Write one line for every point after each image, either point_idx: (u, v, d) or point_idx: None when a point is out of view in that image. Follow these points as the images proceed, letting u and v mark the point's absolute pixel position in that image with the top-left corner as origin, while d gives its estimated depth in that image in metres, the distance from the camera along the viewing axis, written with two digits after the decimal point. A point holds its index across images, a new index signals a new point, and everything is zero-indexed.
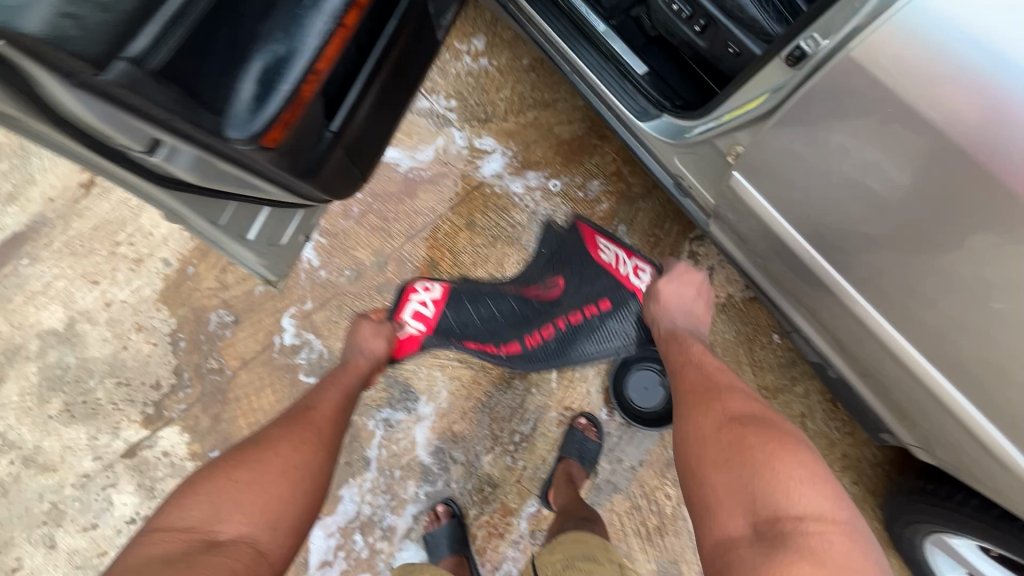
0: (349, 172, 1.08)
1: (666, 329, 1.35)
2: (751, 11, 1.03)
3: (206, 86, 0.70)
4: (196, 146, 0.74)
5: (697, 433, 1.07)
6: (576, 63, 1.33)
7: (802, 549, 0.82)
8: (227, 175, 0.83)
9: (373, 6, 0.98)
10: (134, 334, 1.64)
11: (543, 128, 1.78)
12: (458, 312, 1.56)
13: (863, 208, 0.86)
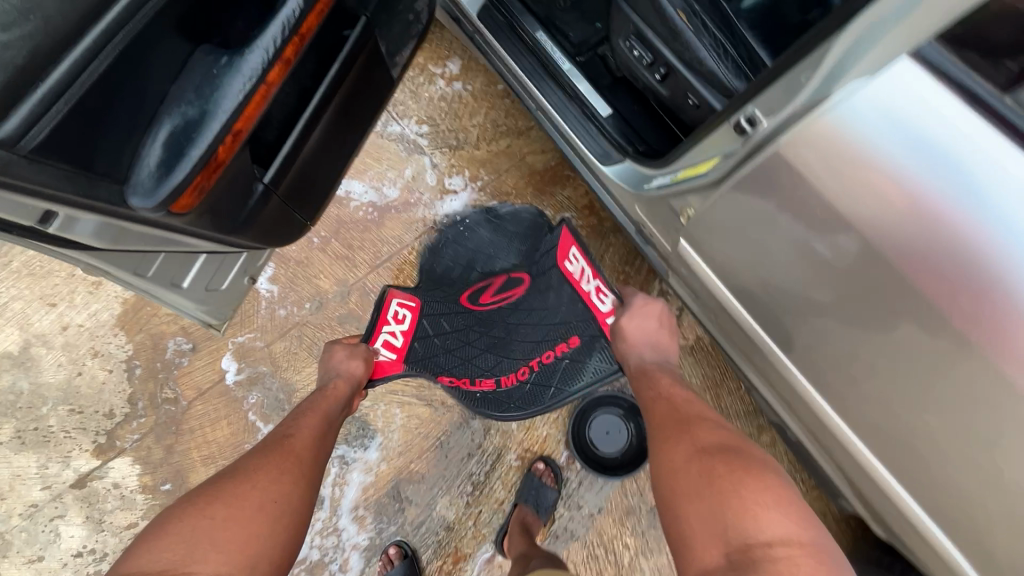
0: (285, 219, 1.05)
1: (635, 359, 1.29)
2: (710, 65, 0.98)
3: (105, 155, 0.66)
4: (99, 216, 0.70)
5: (667, 465, 1.00)
6: (541, 102, 1.27)
7: None
8: (141, 234, 0.79)
9: (313, 51, 0.94)
10: (89, 360, 1.60)
11: (515, 157, 1.73)
12: (427, 343, 1.56)
13: (807, 276, 0.82)
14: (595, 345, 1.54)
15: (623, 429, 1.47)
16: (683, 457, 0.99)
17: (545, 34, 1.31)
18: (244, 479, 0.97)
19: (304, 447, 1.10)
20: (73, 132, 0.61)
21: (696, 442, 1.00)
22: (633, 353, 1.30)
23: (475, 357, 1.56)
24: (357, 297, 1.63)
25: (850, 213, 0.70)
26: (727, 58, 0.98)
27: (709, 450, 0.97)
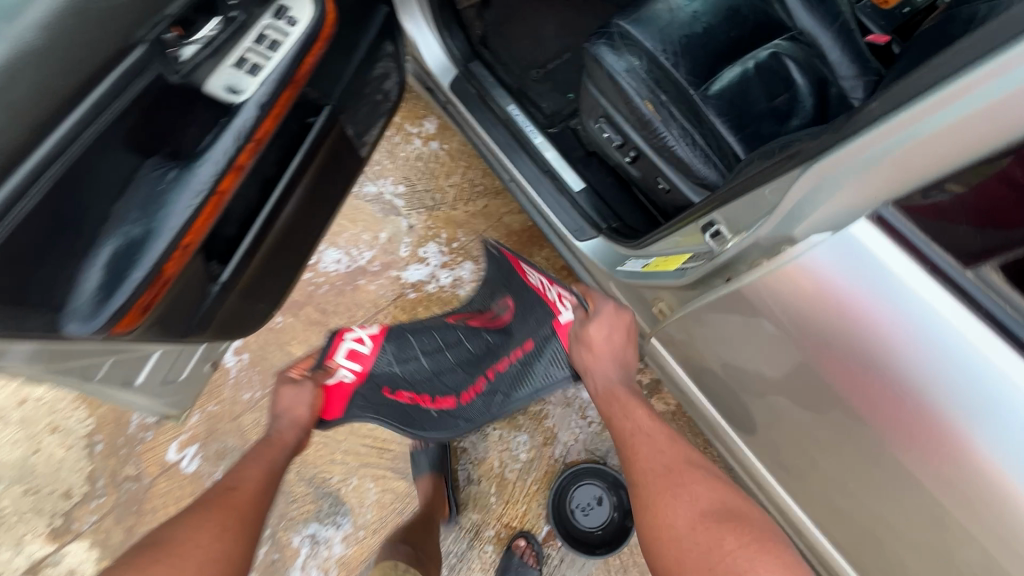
0: (246, 310, 1.02)
1: (603, 380, 1.02)
2: (680, 152, 0.96)
3: (37, 287, 0.63)
4: (31, 343, 0.66)
5: (660, 526, 0.84)
6: (514, 174, 1.27)
7: None
8: (84, 351, 0.75)
9: (277, 145, 0.91)
10: (47, 436, 1.52)
11: (492, 218, 1.72)
12: (400, 355, 1.19)
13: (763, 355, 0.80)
14: (574, 412, 1.51)
15: (606, 503, 1.42)
16: (684, 516, 0.83)
17: (517, 107, 1.31)
18: (170, 533, 0.75)
19: (254, 501, 0.85)
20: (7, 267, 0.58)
21: (686, 502, 0.84)
22: (595, 374, 1.03)
23: (442, 376, 1.20)
24: None
25: (808, 337, 0.68)
26: (697, 149, 0.96)
27: (707, 516, 0.81)
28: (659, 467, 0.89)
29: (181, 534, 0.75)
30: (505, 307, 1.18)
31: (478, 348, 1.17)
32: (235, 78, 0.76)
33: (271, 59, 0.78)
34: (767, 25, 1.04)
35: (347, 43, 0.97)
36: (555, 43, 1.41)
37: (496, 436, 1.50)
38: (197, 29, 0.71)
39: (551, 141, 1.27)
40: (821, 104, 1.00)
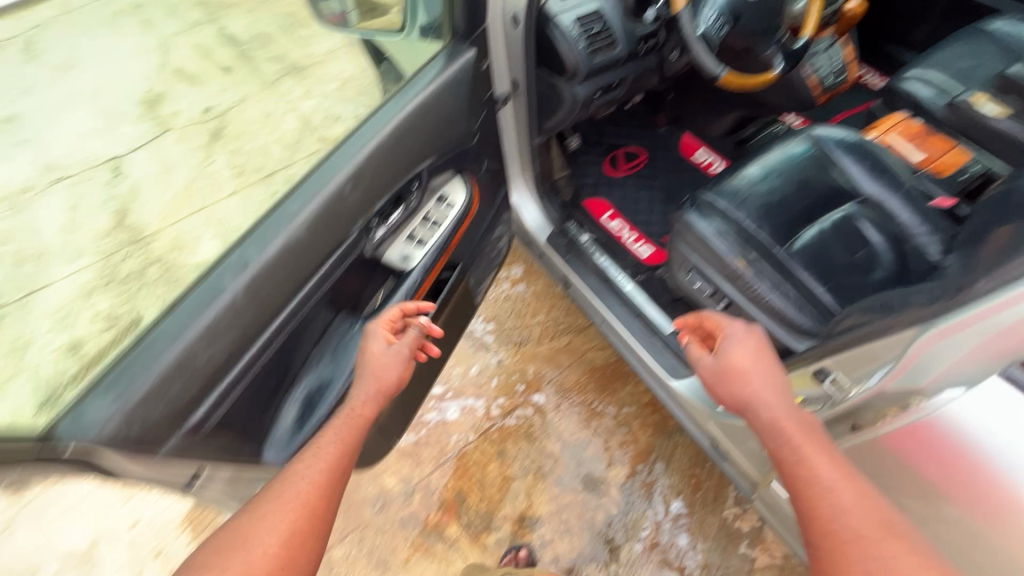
0: (378, 442, 1.10)
1: (753, 381, 0.88)
2: (771, 301, 1.07)
3: (295, 345, 0.78)
4: (307, 302, 0.77)
5: (807, 483, 0.74)
6: (607, 317, 1.41)
7: (802, 466, 0.76)
8: (270, 372, 0.74)
9: (433, 249, 0.98)
10: (151, 560, 1.62)
11: (576, 353, 1.82)
12: (648, 223, 1.59)
13: (799, 260, 1.09)
14: (670, 561, 1.43)
15: None
16: (798, 428, 0.80)
17: (610, 261, 1.48)
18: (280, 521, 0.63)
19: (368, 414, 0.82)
20: (235, 410, 0.70)
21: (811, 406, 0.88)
22: (755, 403, 0.84)
23: (653, 221, 1.60)
24: (420, 497, 1.61)
25: (944, 472, 0.72)
26: (789, 298, 1.06)
27: (842, 477, 0.73)
28: (795, 455, 0.77)
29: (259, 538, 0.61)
30: (638, 167, 1.69)
31: (673, 191, 1.64)
32: (408, 249, 0.95)
33: (432, 231, 0.98)
34: (836, 192, 1.20)
35: (484, 207, 1.17)
36: (646, 199, 1.64)
37: None
38: (389, 216, 0.90)
39: (639, 288, 1.43)
40: (903, 256, 1.10)
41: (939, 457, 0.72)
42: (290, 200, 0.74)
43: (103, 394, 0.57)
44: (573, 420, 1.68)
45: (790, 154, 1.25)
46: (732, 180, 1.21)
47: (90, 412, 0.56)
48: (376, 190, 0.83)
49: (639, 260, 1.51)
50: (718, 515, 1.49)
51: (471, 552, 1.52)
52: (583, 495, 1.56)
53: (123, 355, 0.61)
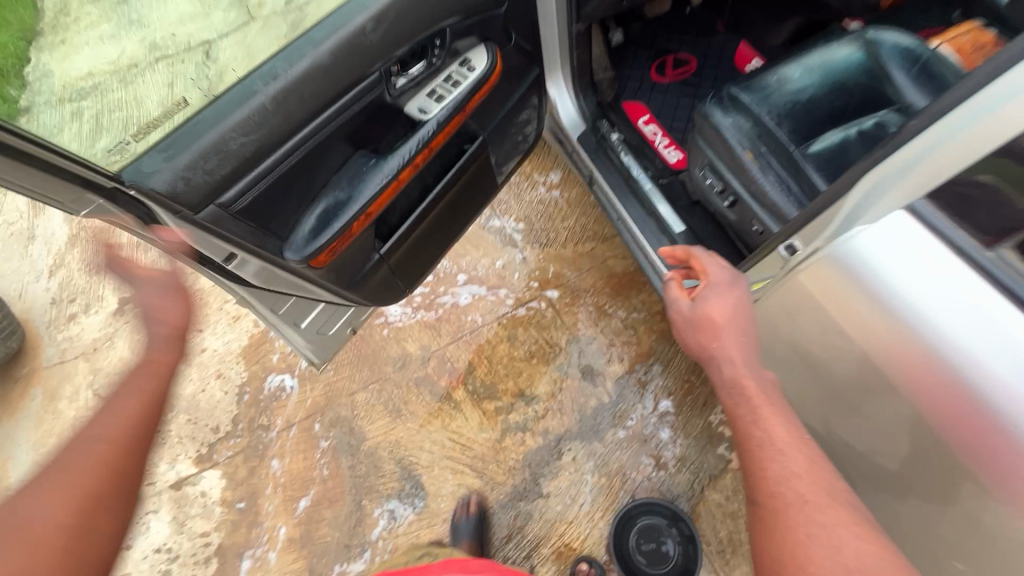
0: (393, 285, 1.26)
1: (717, 340, 0.89)
2: (773, 198, 1.08)
3: (314, 165, 0.91)
4: (323, 123, 0.87)
5: (761, 445, 0.79)
6: (622, 214, 1.46)
7: (753, 431, 0.81)
8: (290, 178, 0.88)
9: (451, 106, 1.04)
10: (213, 380, 1.93)
11: (597, 259, 1.89)
12: (683, 130, 1.58)
13: (813, 159, 1.08)
14: (649, 449, 1.55)
15: (669, 542, 1.41)
16: (758, 391, 0.83)
17: (635, 162, 1.51)
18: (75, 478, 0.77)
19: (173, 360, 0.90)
20: (259, 202, 0.85)
21: (797, 328, 0.93)
22: (719, 359, 0.87)
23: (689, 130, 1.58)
24: (435, 364, 1.80)
25: (842, 313, 0.83)
26: (790, 195, 1.07)
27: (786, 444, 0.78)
28: (747, 414, 0.82)
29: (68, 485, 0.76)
30: (686, 73, 1.66)
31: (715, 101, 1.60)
32: (426, 103, 1.03)
33: (451, 91, 1.06)
34: (874, 99, 1.15)
35: (509, 84, 1.24)
36: (687, 107, 1.62)
37: (570, 459, 1.58)
38: (409, 68, 0.99)
39: (659, 189, 1.46)
40: None
41: (840, 297, 0.83)
42: (318, 28, 0.85)
43: (156, 155, 0.73)
44: (583, 319, 1.78)
45: (829, 57, 1.17)
46: (764, 75, 1.18)
47: (147, 164, 0.72)
48: (399, 33, 0.92)
49: (666, 165, 1.52)
50: (703, 418, 1.56)
51: (471, 414, 1.70)
52: (580, 383, 1.68)
53: (173, 130, 0.76)
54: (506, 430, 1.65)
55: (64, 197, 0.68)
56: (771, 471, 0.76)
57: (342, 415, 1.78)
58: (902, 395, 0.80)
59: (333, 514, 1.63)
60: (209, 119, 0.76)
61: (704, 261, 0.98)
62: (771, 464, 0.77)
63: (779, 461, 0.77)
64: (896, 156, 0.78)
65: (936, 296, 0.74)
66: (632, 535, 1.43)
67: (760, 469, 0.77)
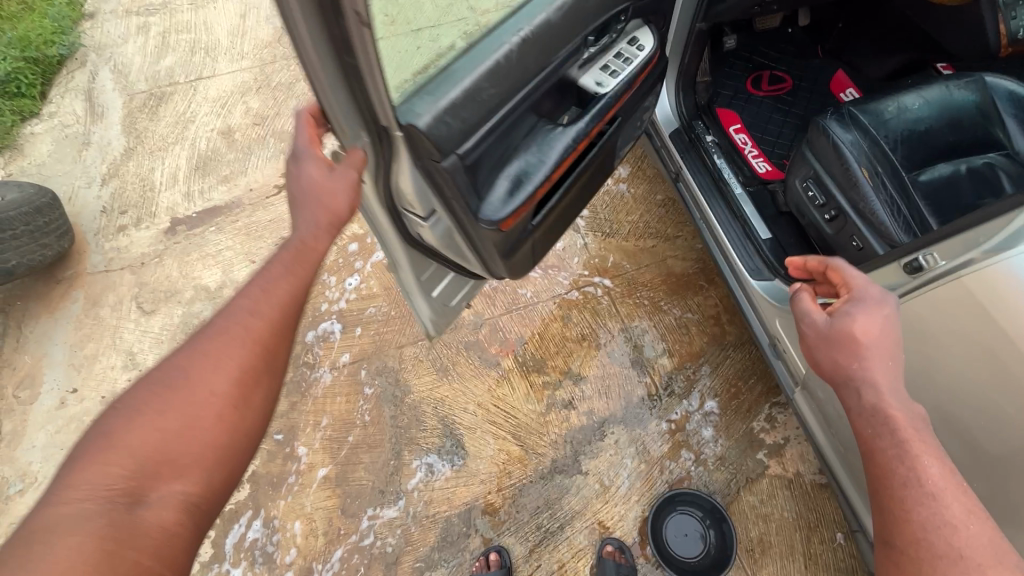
0: (529, 261, 1.27)
1: (868, 360, 0.95)
2: (880, 216, 1.13)
3: (518, 130, 1.02)
4: (531, 90, 0.99)
5: (906, 485, 0.83)
6: (707, 213, 1.50)
7: (907, 471, 0.84)
8: (501, 133, 0.98)
9: (623, 84, 1.12)
10: None
11: (657, 257, 1.92)
12: (773, 144, 1.63)
13: (924, 188, 1.13)
14: (690, 445, 1.59)
15: (701, 534, 1.46)
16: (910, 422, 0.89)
17: (726, 165, 1.55)
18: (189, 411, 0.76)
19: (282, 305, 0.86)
20: (479, 154, 0.96)
21: (936, 359, 1.01)
22: (863, 381, 0.93)
23: (778, 146, 1.62)
24: (486, 331, 1.82)
25: (982, 324, 0.95)
26: (898, 217, 1.12)
27: (939, 489, 0.82)
28: (895, 451, 0.86)
29: (204, 379, 0.78)
30: (780, 90, 1.69)
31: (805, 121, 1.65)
32: (601, 78, 1.09)
33: (624, 68, 1.12)
34: (983, 141, 1.20)
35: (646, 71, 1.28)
36: (778, 124, 1.66)
37: (611, 441, 1.61)
38: (591, 49, 1.09)
39: (748, 196, 1.50)
40: None
41: (984, 308, 0.94)
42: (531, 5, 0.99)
43: (422, 99, 0.89)
44: (637, 311, 1.82)
45: (949, 98, 1.21)
46: (883, 101, 1.22)
47: (413, 107, 0.88)
48: (581, 14, 1.02)
49: (754, 174, 1.56)
50: (746, 423, 1.61)
51: (518, 385, 1.73)
52: (628, 371, 1.72)
53: (428, 78, 0.92)
54: (551, 404, 1.68)
55: (346, 128, 0.84)
56: (930, 523, 0.80)
57: (388, 366, 1.79)
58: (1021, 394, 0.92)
59: (371, 460, 1.65)
60: (462, 71, 0.92)
61: (851, 278, 1.06)
62: (919, 512, 0.81)
63: (939, 510, 0.81)
64: None
65: None
66: (666, 524, 1.48)
67: (915, 515, 0.81)
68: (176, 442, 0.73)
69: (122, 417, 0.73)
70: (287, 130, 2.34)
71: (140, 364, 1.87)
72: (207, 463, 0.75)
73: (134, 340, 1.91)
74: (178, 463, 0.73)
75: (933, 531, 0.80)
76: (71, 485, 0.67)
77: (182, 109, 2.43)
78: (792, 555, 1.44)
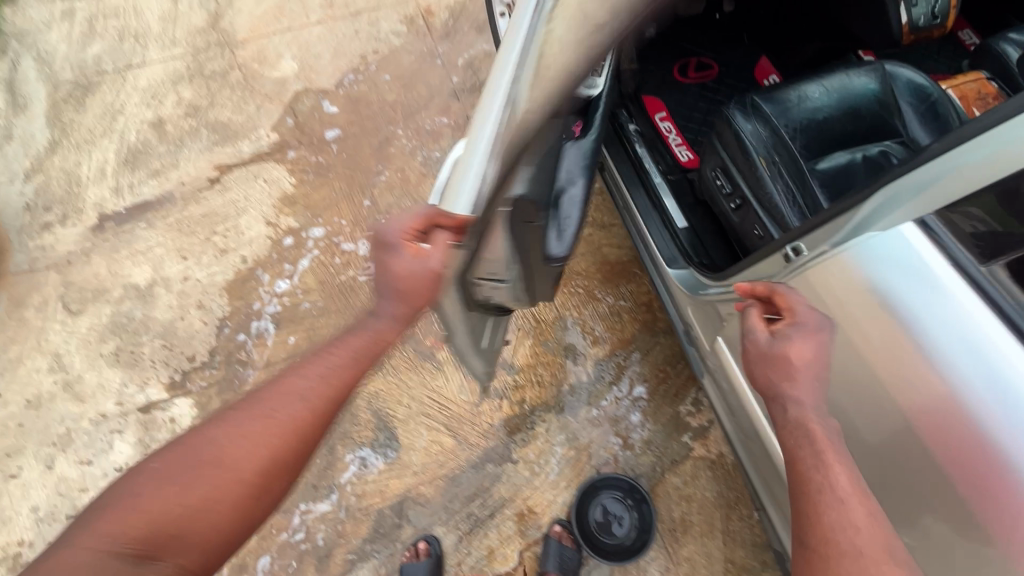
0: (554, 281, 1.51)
1: (795, 386, 0.87)
2: (777, 205, 1.15)
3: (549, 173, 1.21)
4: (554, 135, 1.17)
5: (820, 490, 0.80)
6: (629, 202, 1.52)
7: (820, 475, 0.81)
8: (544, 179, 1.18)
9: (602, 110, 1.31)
10: (193, 309, 1.90)
11: (593, 245, 1.93)
12: (697, 131, 1.64)
13: (819, 176, 1.15)
14: (618, 430, 1.62)
15: (625, 515, 1.51)
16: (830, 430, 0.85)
17: (648, 154, 1.56)
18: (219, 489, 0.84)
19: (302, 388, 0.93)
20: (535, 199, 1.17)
21: None
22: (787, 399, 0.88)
23: (702, 133, 1.64)
24: (422, 324, 1.82)
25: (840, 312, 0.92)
26: (793, 205, 1.14)
27: (852, 495, 0.79)
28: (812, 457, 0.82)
29: (243, 458, 0.86)
30: (706, 77, 1.70)
31: None
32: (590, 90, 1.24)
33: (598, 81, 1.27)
34: (881, 129, 1.23)
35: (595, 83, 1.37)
36: (703, 111, 1.67)
37: (542, 429, 1.64)
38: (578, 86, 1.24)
39: (668, 184, 1.52)
40: None
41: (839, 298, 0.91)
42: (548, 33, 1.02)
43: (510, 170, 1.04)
44: (572, 299, 1.83)
45: (849, 86, 1.23)
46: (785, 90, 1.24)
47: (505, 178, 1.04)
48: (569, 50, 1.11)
49: (677, 161, 1.57)
50: (673, 407, 1.65)
51: (453, 376, 1.73)
52: (561, 360, 1.74)
53: None
54: (484, 395, 1.70)
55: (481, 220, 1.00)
56: (843, 529, 0.76)
57: None
58: (887, 385, 0.88)
59: None
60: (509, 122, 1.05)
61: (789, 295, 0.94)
62: (833, 517, 0.78)
63: (852, 516, 0.77)
64: (920, 174, 0.83)
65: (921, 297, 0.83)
66: (592, 508, 1.52)
67: (827, 519, 0.78)
68: (190, 519, 0.81)
69: (157, 480, 0.83)
70: (221, 121, 2.27)
71: (66, 366, 1.82)
72: (207, 541, 0.82)
73: (60, 342, 1.86)
74: (184, 537, 0.81)
75: (849, 538, 0.76)
76: (97, 531, 0.77)
77: (110, 100, 2.33)
78: (711, 533, 1.50)
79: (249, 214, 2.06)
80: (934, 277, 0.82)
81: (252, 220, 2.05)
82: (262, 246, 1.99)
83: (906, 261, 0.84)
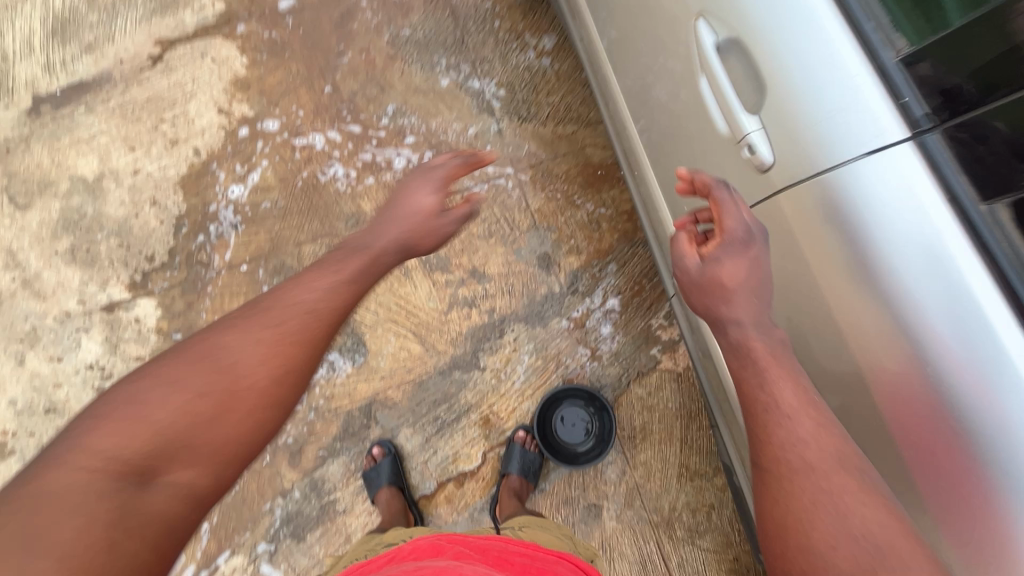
0: None
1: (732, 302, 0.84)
2: None
3: None
4: None
5: (767, 409, 0.78)
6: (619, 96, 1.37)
7: (764, 394, 0.79)
8: None
9: None
10: (147, 207, 1.78)
11: (576, 145, 1.77)
12: None
13: None
14: (588, 342, 1.60)
15: (586, 420, 1.55)
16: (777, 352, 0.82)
17: None
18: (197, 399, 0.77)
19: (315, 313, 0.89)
20: None
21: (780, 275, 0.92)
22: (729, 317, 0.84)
23: None
24: None
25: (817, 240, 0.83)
26: None
27: (798, 413, 0.77)
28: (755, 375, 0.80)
29: (230, 368, 0.80)
30: None
31: None
32: None
33: None
34: None
35: None
36: None
37: (511, 339, 1.62)
38: None
39: None
40: None
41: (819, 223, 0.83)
42: None
43: None
44: (549, 206, 1.71)
45: None
46: None
47: None
48: None
49: None
50: (645, 320, 1.62)
51: (421, 284, 1.67)
52: (534, 270, 1.66)
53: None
54: (453, 303, 1.65)
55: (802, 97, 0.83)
56: (795, 450, 0.75)
57: (288, 265, 1.72)
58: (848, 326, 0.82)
59: None
60: None
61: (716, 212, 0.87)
62: (786, 438, 0.76)
63: (804, 440, 0.75)
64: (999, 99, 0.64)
65: (907, 235, 0.74)
66: (555, 415, 1.56)
67: (777, 441, 0.76)
68: (184, 434, 0.75)
69: (161, 386, 0.77)
70: None
71: (22, 264, 1.76)
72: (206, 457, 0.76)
73: (11, 238, 1.77)
74: (178, 453, 0.75)
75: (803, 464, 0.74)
76: (90, 444, 0.71)
77: None
78: (670, 441, 1.54)
79: (198, 99, 1.85)
80: (924, 223, 0.72)
81: (202, 107, 1.85)
82: (215, 136, 1.82)
83: (902, 192, 0.74)
